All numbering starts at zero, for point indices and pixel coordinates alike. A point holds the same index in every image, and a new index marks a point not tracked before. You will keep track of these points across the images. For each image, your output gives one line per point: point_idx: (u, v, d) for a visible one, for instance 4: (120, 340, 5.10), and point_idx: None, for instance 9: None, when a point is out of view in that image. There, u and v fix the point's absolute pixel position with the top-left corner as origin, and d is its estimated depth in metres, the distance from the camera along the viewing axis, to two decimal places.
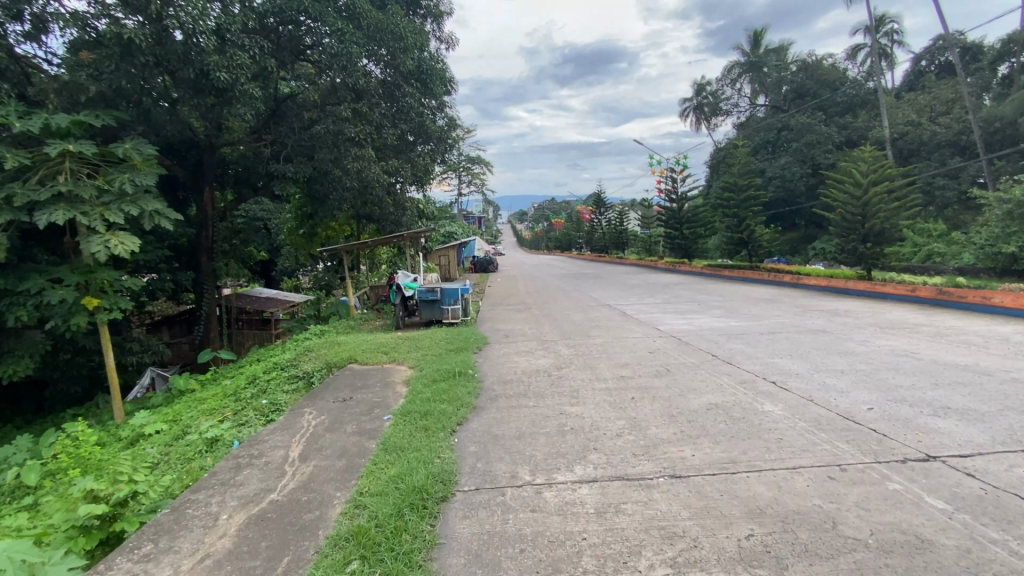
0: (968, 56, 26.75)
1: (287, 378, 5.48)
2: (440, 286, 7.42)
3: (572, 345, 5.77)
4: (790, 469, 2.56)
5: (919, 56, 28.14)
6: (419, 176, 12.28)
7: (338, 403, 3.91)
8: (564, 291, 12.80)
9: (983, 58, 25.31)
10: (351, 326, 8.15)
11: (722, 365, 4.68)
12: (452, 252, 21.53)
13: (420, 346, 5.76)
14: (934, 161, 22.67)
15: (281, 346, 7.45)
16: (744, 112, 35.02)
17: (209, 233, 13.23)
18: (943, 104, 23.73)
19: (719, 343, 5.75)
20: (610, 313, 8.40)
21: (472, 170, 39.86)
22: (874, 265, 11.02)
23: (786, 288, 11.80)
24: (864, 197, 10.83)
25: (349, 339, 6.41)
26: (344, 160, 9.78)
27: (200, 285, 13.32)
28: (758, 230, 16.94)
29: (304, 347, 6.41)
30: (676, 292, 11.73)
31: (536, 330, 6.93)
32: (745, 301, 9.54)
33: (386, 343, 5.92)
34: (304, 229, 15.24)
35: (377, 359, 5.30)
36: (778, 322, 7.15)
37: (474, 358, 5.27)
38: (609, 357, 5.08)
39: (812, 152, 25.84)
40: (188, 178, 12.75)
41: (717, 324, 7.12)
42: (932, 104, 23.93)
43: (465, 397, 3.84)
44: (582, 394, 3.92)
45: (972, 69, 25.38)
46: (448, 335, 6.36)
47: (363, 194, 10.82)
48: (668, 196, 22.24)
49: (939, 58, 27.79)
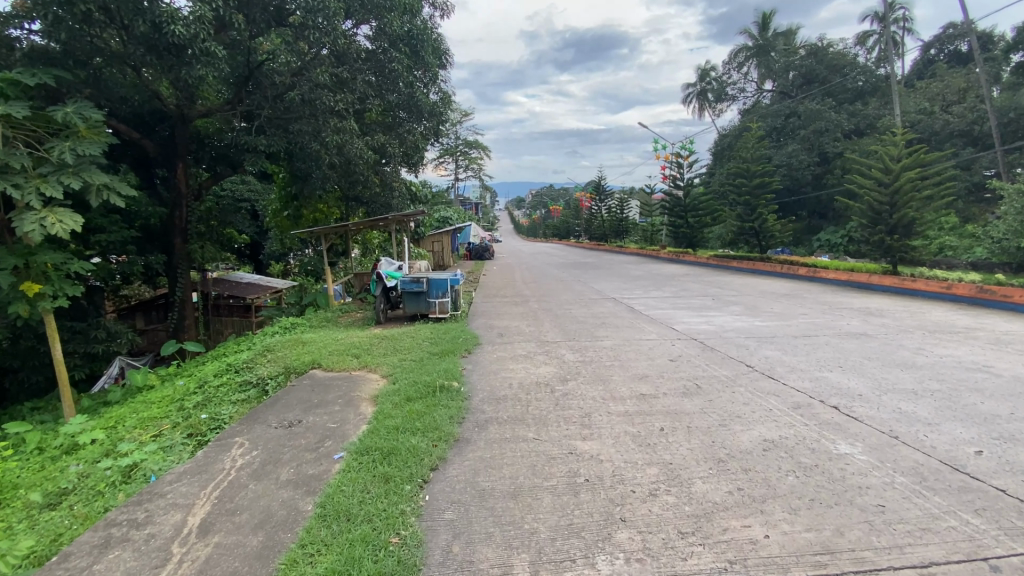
0: (983, 43, 25.64)
1: (239, 385, 4.59)
2: (427, 276, 6.51)
3: (577, 350, 4.89)
4: (917, 571, 1.72)
5: (929, 43, 27.18)
6: (408, 154, 11.30)
7: (281, 429, 3.03)
8: (564, 281, 11.92)
9: (998, 47, 24.34)
10: (327, 321, 7.25)
11: (765, 382, 3.81)
12: (446, 237, 20.55)
13: (399, 347, 4.89)
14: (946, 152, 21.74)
15: (245, 342, 6.55)
16: (749, 98, 33.82)
17: (182, 214, 12.20)
18: (957, 91, 22.76)
19: (751, 350, 4.89)
20: (616, 309, 7.52)
21: (470, 155, 38.77)
22: (901, 258, 10.14)
23: (802, 282, 10.97)
24: (894, 184, 9.88)
25: (320, 336, 5.53)
26: (323, 132, 8.79)
27: (175, 268, 12.37)
28: (769, 220, 16.07)
29: (265, 345, 5.51)
30: (685, 284, 10.87)
31: (535, 328, 6.05)
32: (764, 297, 8.68)
33: (361, 343, 5.04)
34: (289, 211, 14.25)
35: (345, 364, 4.41)
36: (811, 324, 6.28)
37: (461, 363, 4.40)
38: (624, 367, 4.21)
39: (820, 139, 24.91)
40: (158, 154, 11.81)
41: (741, 324, 6.25)
42: (945, 92, 22.98)
43: (445, 425, 2.96)
44: (596, 421, 3.05)
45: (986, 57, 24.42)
46: (435, 334, 5.48)
47: (347, 172, 9.85)
48: (673, 182, 21.28)
49: (950, 47, 26.81)
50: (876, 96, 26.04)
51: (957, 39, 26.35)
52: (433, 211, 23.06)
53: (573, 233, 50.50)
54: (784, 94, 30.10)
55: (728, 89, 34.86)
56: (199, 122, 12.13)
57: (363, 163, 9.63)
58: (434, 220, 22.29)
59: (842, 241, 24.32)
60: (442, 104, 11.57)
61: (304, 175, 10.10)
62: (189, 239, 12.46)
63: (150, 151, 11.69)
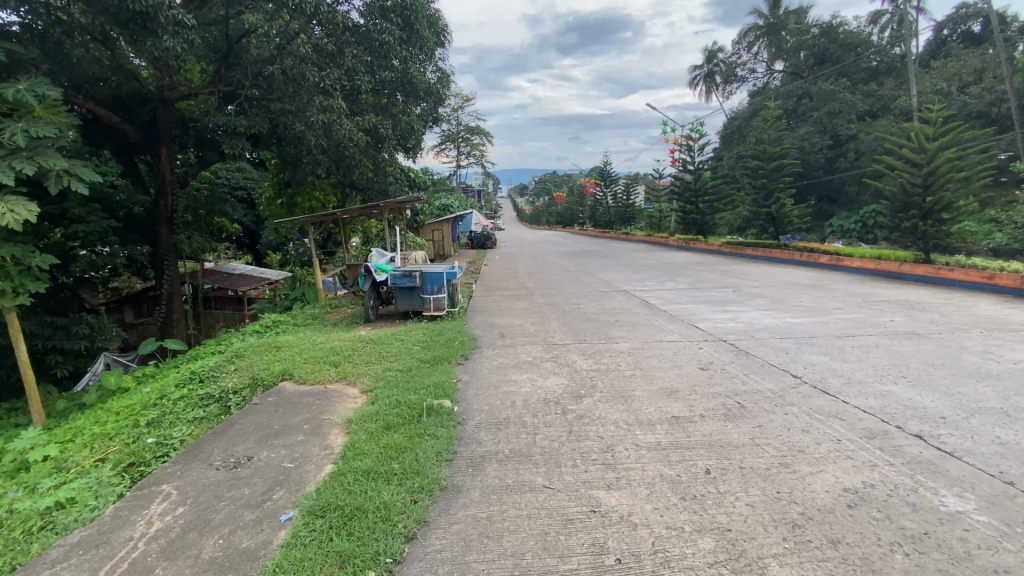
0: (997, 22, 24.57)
1: (199, 398, 3.95)
2: (421, 269, 5.85)
3: (591, 356, 4.23)
4: None
5: (940, 24, 25.84)
6: (404, 137, 10.56)
7: (223, 472, 2.40)
8: (572, 271, 11.24)
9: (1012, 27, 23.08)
10: (314, 318, 6.61)
11: (822, 401, 3.15)
12: (446, 225, 19.81)
13: (385, 352, 4.24)
14: None
15: (222, 344, 5.93)
16: (760, 78, 32.65)
17: (167, 202, 11.54)
18: (975, 71, 21.65)
19: (793, 355, 4.22)
20: (630, 303, 6.83)
21: (472, 141, 37.81)
22: (935, 246, 9.39)
23: (825, 272, 10.23)
24: (930, 165, 9.08)
25: (300, 339, 4.90)
26: (308, 112, 8.05)
27: (161, 260, 11.74)
28: (786, 205, 15.21)
29: (238, 350, 4.88)
30: (700, 275, 10.14)
31: (540, 328, 5.40)
32: (789, 288, 8.00)
33: (343, 347, 4.40)
34: (282, 198, 13.58)
35: (320, 375, 3.77)
36: (850, 322, 5.58)
37: (456, 374, 3.74)
38: (649, 380, 3.55)
39: (834, 121, 23.88)
40: (139, 139, 11.10)
41: (771, 322, 5.56)
42: (961, 72, 21.86)
43: (430, 466, 2.32)
44: (622, 461, 2.41)
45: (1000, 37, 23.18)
46: (429, 335, 4.83)
47: (337, 155, 9.13)
48: (682, 167, 20.43)
49: (962, 27, 25.50)
50: (891, 75, 24.95)
51: (971, 18, 25.03)
52: (434, 198, 22.26)
53: (577, 220, 49.54)
54: (796, 74, 28.94)
55: (737, 70, 33.64)
56: (182, 105, 11.41)
57: (353, 145, 8.90)
58: (434, 208, 21.50)
59: (856, 228, 23.46)
60: (440, 84, 10.81)
61: (293, 160, 9.42)
62: (175, 229, 11.81)
63: (130, 135, 10.99)
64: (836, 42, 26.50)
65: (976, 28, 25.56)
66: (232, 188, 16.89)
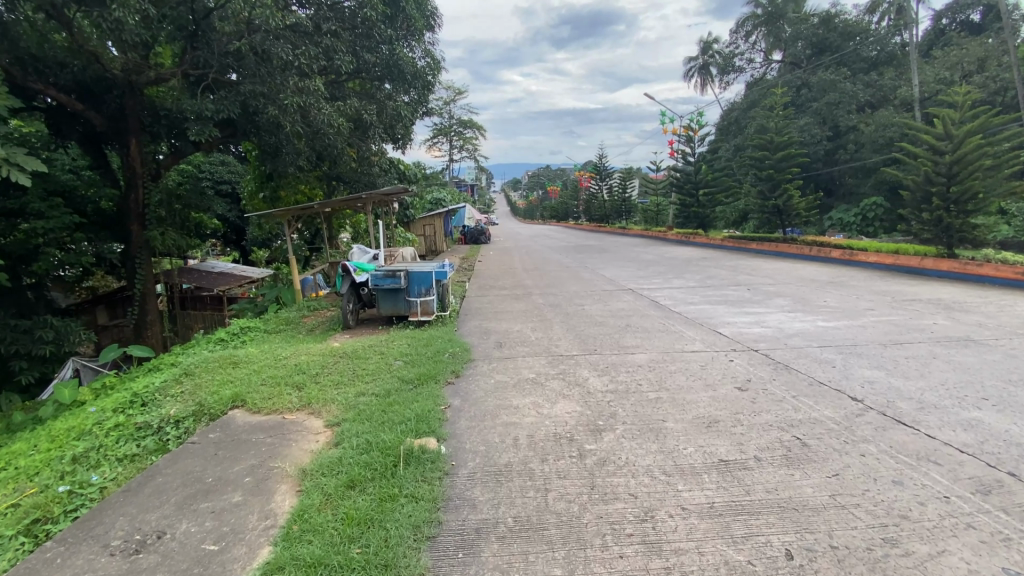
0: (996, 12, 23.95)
1: (134, 430, 3.25)
2: (406, 269, 5.15)
3: (605, 372, 3.59)
4: None
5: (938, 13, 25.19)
6: (392, 127, 9.87)
7: (119, 563, 1.74)
8: (570, 268, 10.61)
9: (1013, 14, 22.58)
10: (288, 325, 5.88)
11: (900, 437, 2.53)
12: (438, 219, 19.06)
13: (361, 370, 3.55)
14: None
15: (180, 356, 5.20)
16: (757, 69, 32.03)
17: (138, 195, 10.71)
18: (976, 60, 21.03)
19: (841, 369, 3.61)
20: (639, 305, 6.19)
21: (465, 135, 36.93)
22: (957, 240, 8.83)
23: (839, 267, 9.64)
24: (954, 153, 8.51)
25: (264, 352, 4.20)
26: (282, 94, 7.32)
27: (132, 257, 10.93)
28: (793, 197, 14.57)
29: (191, 365, 4.16)
30: (708, 271, 9.51)
31: (543, 335, 4.75)
32: (807, 286, 7.42)
33: (313, 363, 3.71)
34: (264, 191, 12.71)
35: (279, 403, 3.10)
36: (889, 326, 4.97)
37: (444, 399, 3.09)
38: (679, 409, 2.92)
39: (834, 112, 23.28)
40: (105, 128, 10.25)
41: (802, 326, 4.94)
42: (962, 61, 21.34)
43: (403, 555, 1.66)
44: (668, 538, 1.77)
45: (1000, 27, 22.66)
46: (414, 346, 4.15)
47: (317, 143, 8.42)
48: (681, 158, 19.78)
49: (961, 15, 24.83)
50: (891, 66, 24.35)
51: (971, 7, 24.37)
52: (426, 192, 21.43)
53: (572, 214, 48.86)
54: (795, 64, 28.31)
55: (735, 61, 32.91)
56: (152, 90, 10.56)
57: (334, 133, 8.19)
58: (425, 201, 20.75)
59: (856, 221, 22.97)
60: (429, 69, 10.09)
61: (272, 150, 8.67)
62: (148, 224, 11.00)
63: (95, 124, 10.14)
64: (836, 31, 25.91)
65: (975, 17, 25.00)
66: (215, 182, 16.08)
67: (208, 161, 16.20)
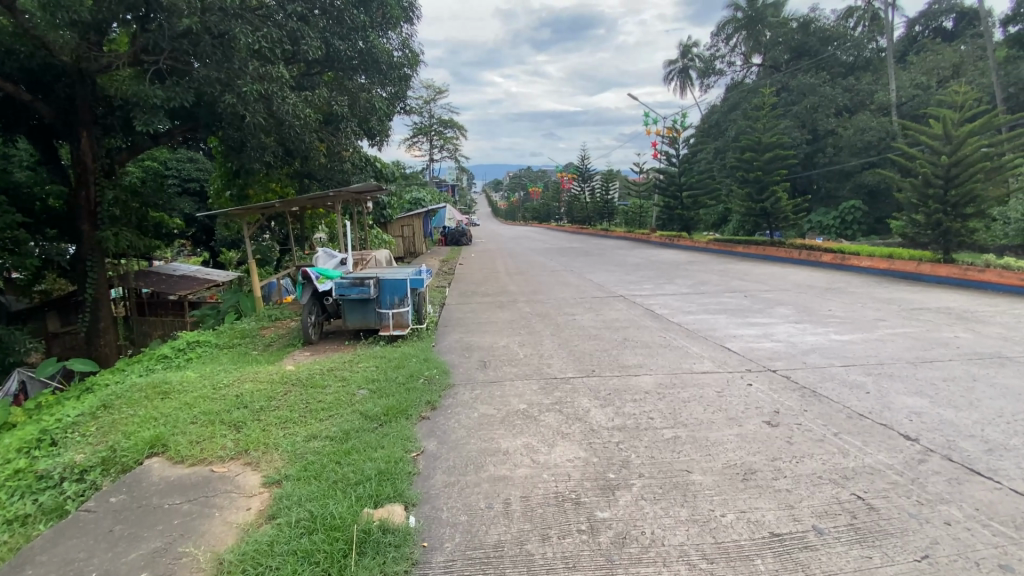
0: (969, 20, 24.18)
1: (27, 482, 2.59)
2: (375, 277, 4.55)
3: (608, 401, 3.05)
4: None
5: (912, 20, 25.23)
6: (367, 122, 9.24)
7: None
8: (557, 272, 10.10)
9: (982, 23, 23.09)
10: (242, 340, 5.18)
11: (983, 494, 2.05)
12: (416, 220, 18.36)
13: (316, 403, 2.93)
14: None
15: (110, 378, 4.45)
16: (738, 73, 32.04)
17: (90, 192, 9.70)
18: (951, 66, 21.38)
19: (877, 397, 3.13)
20: (634, 314, 5.68)
21: (445, 135, 36.16)
22: (952, 244, 8.57)
23: (832, 272, 9.33)
24: (955, 155, 8.26)
25: (203, 377, 3.52)
26: (239, 80, 6.63)
27: (82, 260, 9.90)
28: (781, 199, 14.29)
29: (115, 392, 3.47)
30: (699, 276, 9.08)
31: (532, 351, 4.19)
32: (807, 293, 7.03)
33: (258, 394, 3.06)
34: (231, 189, 11.79)
35: (210, 450, 2.50)
36: (909, 340, 4.55)
37: (416, 443, 2.52)
38: (705, 454, 2.39)
39: (814, 115, 23.07)
40: (53, 119, 9.20)
41: (816, 340, 4.48)
42: (938, 66, 21.69)
43: None
44: None
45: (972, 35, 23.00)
46: (383, 369, 3.54)
47: (285, 137, 7.75)
48: (665, 159, 19.49)
49: (936, 22, 24.99)
50: (868, 71, 24.56)
51: (943, 14, 24.58)
52: (404, 191, 20.66)
53: (554, 216, 48.42)
54: (774, 68, 28.36)
55: (715, 64, 32.84)
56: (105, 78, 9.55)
57: (300, 125, 7.51)
58: (404, 202, 20.02)
59: (836, 224, 22.99)
60: (405, 62, 9.50)
61: (235, 144, 7.93)
62: (100, 225, 9.96)
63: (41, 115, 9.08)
64: (814, 36, 26.02)
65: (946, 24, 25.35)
66: (182, 179, 15.19)
67: (174, 157, 15.19)
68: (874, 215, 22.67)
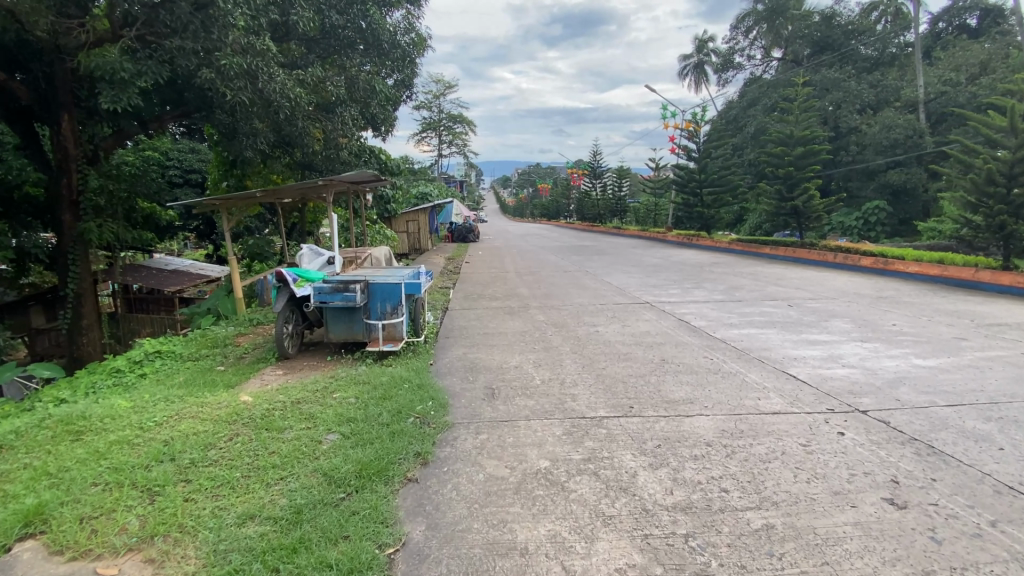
0: (994, 17, 22.95)
1: None
2: (366, 281, 3.83)
3: (659, 459, 2.27)
4: None
5: (936, 17, 23.98)
6: (367, 111, 8.49)
7: None
8: (572, 273, 9.33)
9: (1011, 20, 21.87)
10: (213, 351, 4.45)
11: None
12: (422, 215, 17.60)
13: (266, 456, 2.19)
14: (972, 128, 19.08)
15: (46, 397, 3.72)
16: (757, 67, 30.88)
17: (72, 180, 8.50)
18: (978, 63, 20.29)
19: (1020, 456, 2.32)
20: (667, 327, 4.88)
21: (454, 130, 35.26)
22: (1016, 250, 7.63)
23: (875, 278, 8.45)
24: (1020, 150, 7.37)
25: (136, 408, 2.79)
26: (218, 53, 5.89)
27: (63, 252, 8.77)
28: (813, 198, 13.34)
29: (29, 426, 2.75)
30: (729, 280, 8.26)
31: (551, 376, 3.41)
32: (860, 303, 6.18)
33: (193, 439, 2.34)
34: (227, 180, 11.09)
35: (104, 532, 1.78)
36: (1012, 368, 3.70)
37: (396, 532, 1.76)
38: (820, 563, 1.61)
39: (838, 112, 22.06)
40: (31, 101, 8.20)
41: (899, 367, 3.66)
42: (967, 63, 20.51)
43: None
44: None
45: (1003, 29, 21.81)
46: (365, 400, 2.78)
47: (279, 122, 7.06)
48: (684, 154, 18.60)
49: (959, 20, 23.72)
50: (894, 66, 23.45)
51: (967, 11, 23.29)
52: (410, 186, 19.91)
53: (564, 213, 47.55)
54: (795, 63, 27.29)
55: (734, 58, 31.65)
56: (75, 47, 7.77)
57: (291, 106, 6.77)
58: (411, 197, 19.28)
59: (857, 225, 21.92)
60: (410, 44, 8.77)
61: (226, 131, 7.24)
62: (83, 215, 8.69)
63: (19, 97, 8.16)
64: (837, 30, 24.92)
65: (971, 21, 23.93)
66: (184, 171, 14.17)
67: (176, 148, 14.37)
68: (898, 216, 21.60)
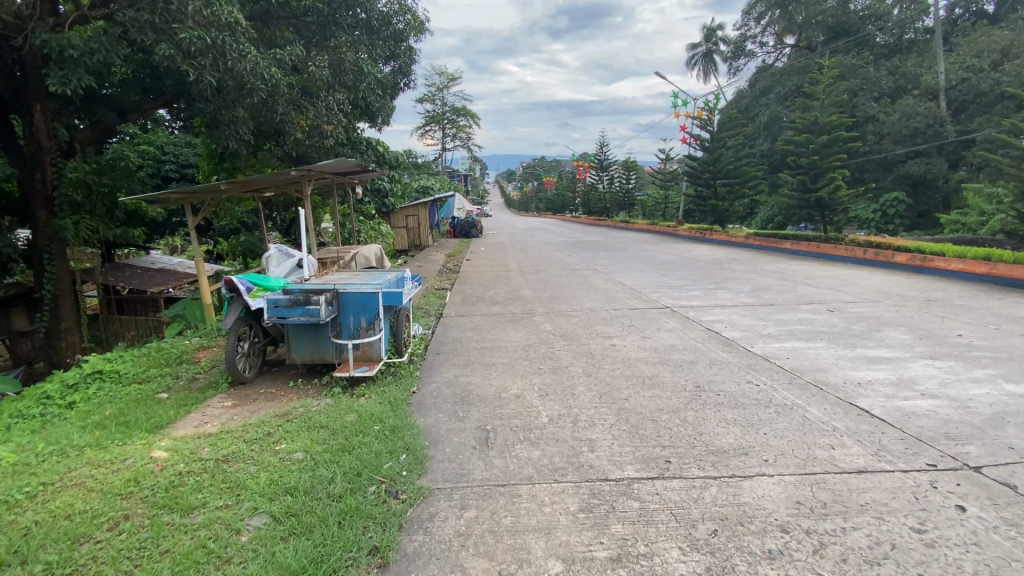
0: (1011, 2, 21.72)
1: None
2: (336, 290, 3.16)
3: (722, 562, 1.56)
4: None
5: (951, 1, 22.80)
6: (358, 97, 7.77)
7: None
8: (581, 272, 8.61)
9: None
10: (166, 371, 3.77)
11: None
12: (422, 210, 16.89)
13: (151, 561, 1.51)
14: (998, 115, 18.07)
15: None
16: (769, 55, 29.79)
17: (46, 175, 7.48)
18: (1001, 48, 18.97)
19: None
20: (698, 339, 4.17)
21: (457, 123, 34.44)
22: None
23: (914, 277, 7.66)
24: None
25: (19, 467, 2.12)
26: (178, 27, 5.22)
27: (39, 251, 7.81)
28: (838, 189, 12.50)
29: None
30: (753, 279, 7.53)
31: (561, 412, 2.71)
32: (907, 307, 5.44)
33: (62, 526, 1.67)
34: (218, 174, 10.37)
35: None
36: None
37: None
38: None
39: (856, 99, 21.12)
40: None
41: (993, 397, 2.93)
42: (990, 47, 19.16)
43: None
44: None
45: None
46: (316, 457, 2.11)
47: (257, 107, 6.38)
48: (697, 145, 17.77)
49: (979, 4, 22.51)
50: (913, 52, 22.37)
51: None
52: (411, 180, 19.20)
53: (570, 207, 46.58)
54: (809, 49, 26.24)
55: (746, 46, 30.56)
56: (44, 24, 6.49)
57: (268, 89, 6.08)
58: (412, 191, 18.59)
59: (874, 217, 21.02)
60: (405, 25, 8.01)
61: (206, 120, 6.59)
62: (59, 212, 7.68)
63: None
64: (854, 15, 23.86)
65: (991, 7, 22.73)
66: (180, 165, 13.42)
67: (171, 142, 13.69)
68: (918, 208, 20.66)
